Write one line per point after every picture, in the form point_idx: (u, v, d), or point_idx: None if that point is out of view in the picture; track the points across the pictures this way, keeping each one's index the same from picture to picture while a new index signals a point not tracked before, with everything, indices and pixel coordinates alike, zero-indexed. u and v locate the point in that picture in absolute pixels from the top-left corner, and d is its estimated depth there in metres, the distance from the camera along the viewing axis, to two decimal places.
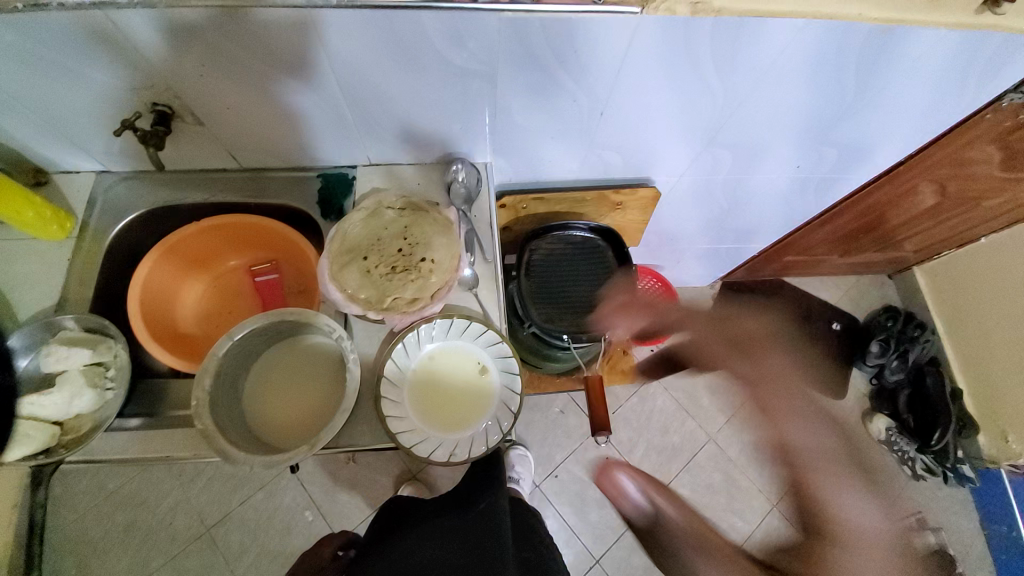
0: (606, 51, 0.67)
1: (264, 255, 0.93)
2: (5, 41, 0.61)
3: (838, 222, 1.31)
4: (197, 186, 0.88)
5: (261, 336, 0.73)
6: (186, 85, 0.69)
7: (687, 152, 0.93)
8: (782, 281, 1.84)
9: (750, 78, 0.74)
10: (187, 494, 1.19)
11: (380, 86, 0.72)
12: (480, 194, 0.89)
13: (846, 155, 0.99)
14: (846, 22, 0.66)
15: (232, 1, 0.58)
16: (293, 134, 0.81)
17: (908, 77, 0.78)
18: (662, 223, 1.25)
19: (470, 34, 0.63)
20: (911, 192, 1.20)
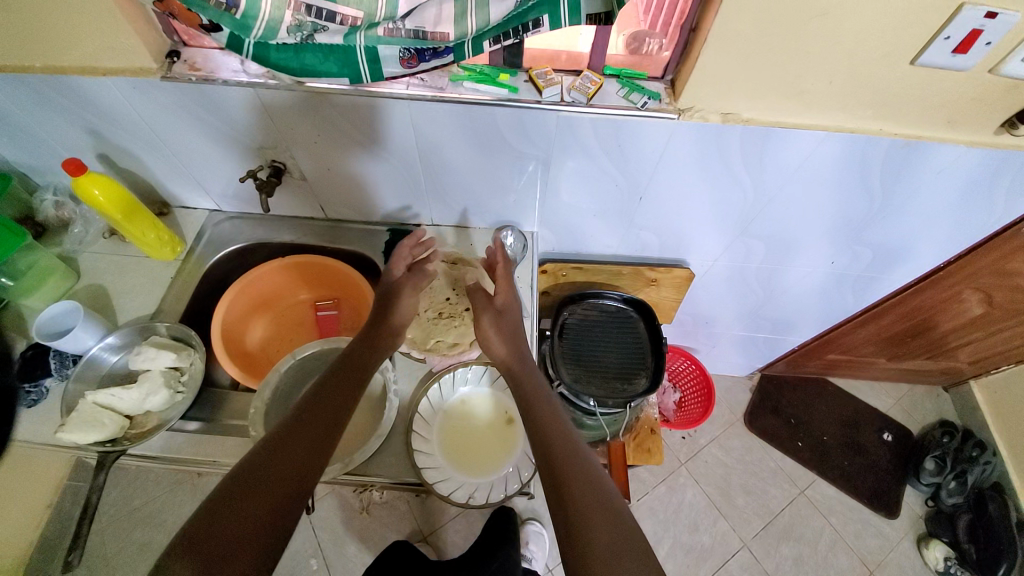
0: (647, 148, 0.78)
1: (328, 292, 1.04)
2: (177, 101, 0.79)
3: (881, 322, 1.30)
4: (287, 229, 1.03)
5: (317, 361, 0.81)
6: (297, 147, 0.86)
7: (722, 239, 1.00)
8: (825, 381, 1.77)
9: (780, 178, 0.82)
10: None
11: (451, 161, 0.85)
12: (525, 258, 0.98)
13: (882, 256, 1.02)
14: (868, 137, 0.74)
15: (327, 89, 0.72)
16: (372, 194, 0.95)
17: (935, 187, 0.83)
18: (697, 306, 1.29)
19: (531, 125, 0.76)
20: (957, 298, 1.19)
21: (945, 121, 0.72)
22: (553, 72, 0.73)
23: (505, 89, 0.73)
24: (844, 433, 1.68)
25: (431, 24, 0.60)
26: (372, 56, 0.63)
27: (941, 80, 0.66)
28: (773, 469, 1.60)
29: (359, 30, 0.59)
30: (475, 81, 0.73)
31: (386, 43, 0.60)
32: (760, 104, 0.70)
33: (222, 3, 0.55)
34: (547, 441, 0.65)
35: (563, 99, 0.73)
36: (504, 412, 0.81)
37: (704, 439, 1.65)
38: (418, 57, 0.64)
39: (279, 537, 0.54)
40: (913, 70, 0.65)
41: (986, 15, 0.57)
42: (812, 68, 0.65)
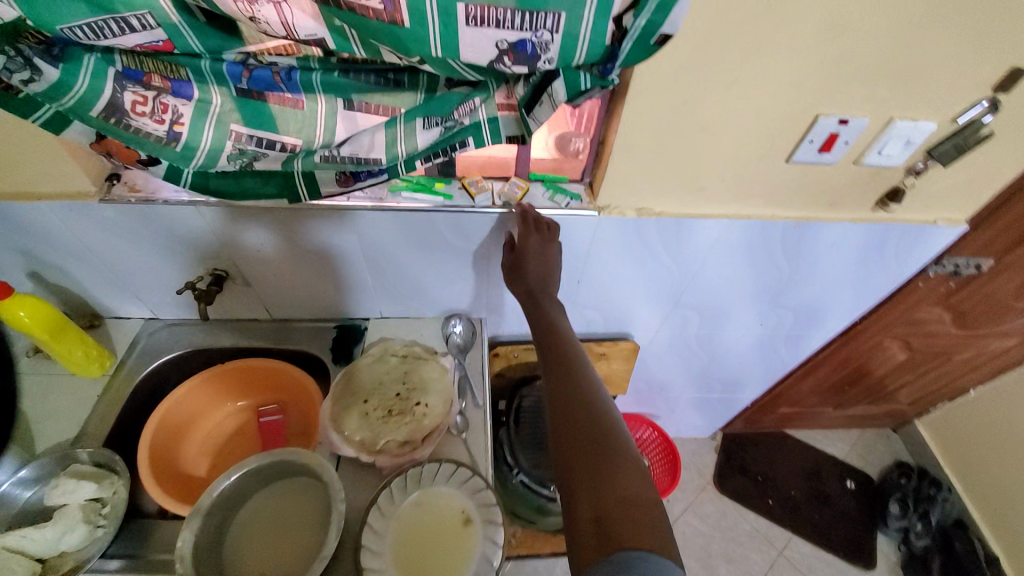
0: (577, 240, 0.85)
1: (273, 395, 1.01)
2: (118, 222, 0.81)
3: (820, 373, 1.38)
4: (230, 334, 1.02)
5: (256, 478, 0.76)
6: (242, 257, 0.88)
7: (659, 312, 1.06)
8: (783, 433, 1.81)
9: (697, 258, 0.91)
10: None
11: (393, 260, 0.89)
12: (475, 344, 1.00)
13: (803, 316, 1.11)
14: (763, 221, 0.84)
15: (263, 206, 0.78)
16: (319, 293, 0.97)
17: (833, 255, 0.93)
18: (650, 373, 1.33)
19: (468, 227, 0.82)
20: (879, 347, 1.29)
21: (828, 203, 0.83)
22: (483, 180, 0.81)
23: (438, 197, 0.79)
24: (810, 486, 1.69)
25: (362, 151, 0.65)
26: (308, 179, 0.68)
27: (816, 172, 0.77)
28: (748, 532, 1.58)
29: (297, 157, 0.65)
30: (412, 190, 0.79)
31: (323, 167, 0.67)
32: (668, 199, 0.80)
33: (160, 137, 0.59)
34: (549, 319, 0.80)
35: (495, 203, 0.80)
36: (461, 511, 0.76)
37: (677, 507, 1.62)
38: (353, 178, 0.69)
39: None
40: (789, 167, 0.76)
41: (839, 122, 0.68)
42: (706, 168, 0.75)
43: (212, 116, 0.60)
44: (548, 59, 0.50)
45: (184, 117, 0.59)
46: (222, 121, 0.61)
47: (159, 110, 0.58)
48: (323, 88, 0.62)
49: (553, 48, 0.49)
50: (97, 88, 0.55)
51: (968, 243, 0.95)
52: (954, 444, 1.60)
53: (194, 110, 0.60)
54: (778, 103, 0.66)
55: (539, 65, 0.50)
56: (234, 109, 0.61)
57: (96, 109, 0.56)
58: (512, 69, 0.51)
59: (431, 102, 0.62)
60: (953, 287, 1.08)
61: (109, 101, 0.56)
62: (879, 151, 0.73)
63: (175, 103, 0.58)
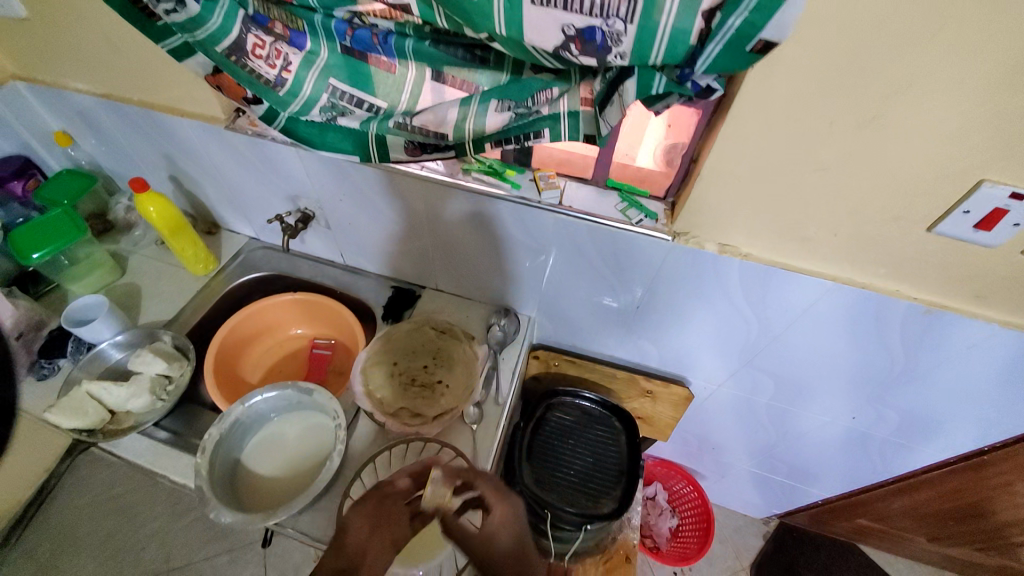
0: (642, 261, 0.77)
1: (327, 332, 1.09)
2: (237, 148, 0.91)
3: (919, 496, 1.12)
4: (306, 268, 1.11)
5: (283, 402, 0.83)
6: (326, 202, 0.95)
7: (724, 365, 0.93)
8: (855, 547, 1.52)
9: (784, 318, 0.77)
10: None
11: (456, 237, 0.89)
12: (515, 341, 0.97)
13: (912, 424, 0.90)
14: (881, 296, 0.68)
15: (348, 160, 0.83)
16: (387, 251, 1.01)
17: (971, 362, 0.73)
18: (701, 427, 1.19)
19: (529, 222, 0.79)
20: (1014, 493, 1.01)
21: (975, 295, 0.65)
22: (556, 177, 0.77)
23: (507, 185, 0.77)
24: None
25: (435, 124, 0.65)
26: (380, 140, 0.70)
27: (965, 253, 0.60)
28: None
29: (375, 119, 0.66)
30: (484, 172, 0.78)
31: (393, 133, 0.68)
32: (758, 242, 0.69)
33: (269, 80, 0.63)
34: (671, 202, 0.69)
35: (562, 202, 0.76)
36: None
37: None
38: (421, 149, 0.70)
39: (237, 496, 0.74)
40: (929, 238, 0.60)
41: (1009, 196, 0.52)
42: (813, 217, 0.62)
43: (317, 68, 0.63)
44: (620, 52, 0.46)
45: (292, 66, 0.62)
46: (324, 74, 0.63)
47: (273, 56, 0.61)
48: (414, 57, 0.61)
49: (625, 40, 0.45)
50: (226, 27, 0.59)
51: None
52: None
53: (302, 60, 0.62)
54: (930, 155, 0.52)
55: (608, 58, 0.47)
56: (335, 66, 0.63)
57: (222, 45, 0.60)
58: (579, 60, 0.48)
59: (510, 87, 0.60)
60: None
61: (235, 40, 0.60)
62: None
63: (287, 52, 0.62)
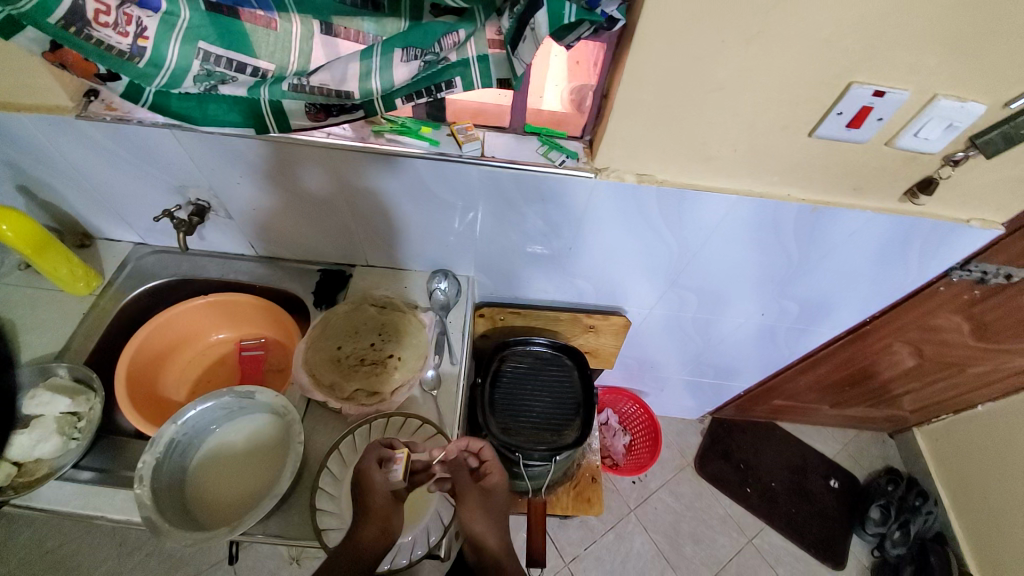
0: (571, 203, 0.80)
1: (255, 331, 1.01)
2: (97, 139, 0.78)
3: (818, 371, 1.33)
4: (214, 266, 1.01)
5: (221, 411, 0.77)
6: (223, 188, 0.85)
7: (653, 289, 1.01)
8: (775, 424, 1.78)
9: (699, 236, 0.84)
10: (119, 570, 1.09)
11: (378, 206, 0.85)
12: (458, 303, 0.97)
13: (808, 310, 1.05)
14: (775, 201, 0.76)
15: (243, 136, 0.74)
16: (305, 233, 0.94)
17: (847, 247, 0.85)
18: (641, 350, 1.29)
19: (454, 179, 0.77)
20: (887, 351, 1.23)
21: (850, 188, 0.76)
22: (473, 128, 0.75)
23: (425, 142, 0.74)
24: (793, 479, 1.68)
25: (335, 83, 0.59)
26: (277, 109, 0.63)
27: (839, 152, 0.69)
28: (721, 516, 1.59)
29: (265, 84, 0.59)
30: (397, 132, 0.74)
31: (291, 98, 0.61)
32: (671, 167, 0.73)
33: (124, 53, 0.54)
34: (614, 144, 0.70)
35: (484, 153, 0.75)
36: None
37: (654, 484, 1.62)
38: (324, 113, 0.64)
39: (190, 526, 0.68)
40: (810, 143, 0.68)
41: (874, 94, 0.60)
42: (715, 136, 0.68)
43: (179, 33, 0.54)
44: None
45: (149, 32, 0.53)
46: (190, 37, 0.55)
47: (123, 22, 0.52)
48: (297, 7, 0.56)
49: None
50: None
51: (1002, 250, 0.87)
52: (950, 457, 1.56)
53: (160, 23, 0.54)
54: (807, 64, 0.58)
55: None
56: (201, 27, 0.55)
57: (55, 15, 0.49)
58: None
59: (412, 32, 0.56)
60: (976, 297, 1.00)
61: (70, 9, 0.49)
62: (916, 133, 0.65)
63: (140, 15, 0.53)
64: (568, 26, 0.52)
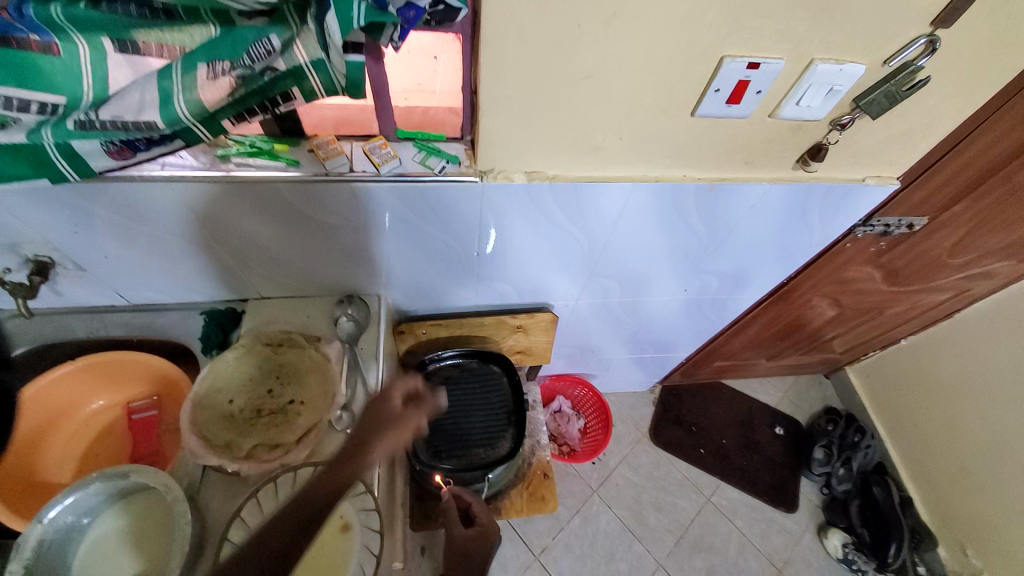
0: (463, 211, 0.74)
1: (143, 388, 0.90)
2: None
3: (750, 332, 1.36)
4: (82, 324, 0.87)
5: (97, 497, 0.67)
6: (64, 241, 0.72)
7: (575, 281, 0.98)
8: (720, 383, 1.84)
9: (605, 227, 0.81)
10: None
11: (252, 235, 0.75)
12: (368, 327, 0.90)
13: (728, 281, 1.05)
14: (674, 185, 0.73)
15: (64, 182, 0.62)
16: (177, 273, 0.82)
17: (753, 219, 0.84)
18: (578, 339, 1.27)
19: (326, 199, 0.69)
20: (810, 305, 1.26)
21: (745, 162, 0.74)
22: (387, 144, 0.67)
23: (282, 162, 0.65)
24: (741, 434, 1.74)
25: (132, 113, 0.49)
26: (67, 151, 0.52)
27: (727, 127, 0.66)
28: (680, 481, 1.63)
29: (47, 125, 0.49)
30: (245, 155, 0.64)
31: (80, 136, 0.51)
32: (562, 162, 0.68)
33: None
34: (498, 141, 0.64)
35: (353, 169, 0.66)
36: (338, 517, 0.71)
37: (613, 461, 1.64)
38: (129, 148, 0.54)
39: None
40: (695, 124, 0.65)
41: (749, 66, 0.57)
42: (600, 124, 0.63)
43: None
44: None
45: None
46: None
47: None
48: (79, 29, 0.44)
49: None
50: None
51: (900, 203, 0.88)
52: (879, 389, 1.67)
53: None
54: (675, 43, 0.54)
55: None
56: None
57: None
58: None
59: (214, 42, 0.46)
60: (884, 247, 1.03)
61: None
62: (798, 102, 0.63)
63: None
64: (376, 27, 0.48)
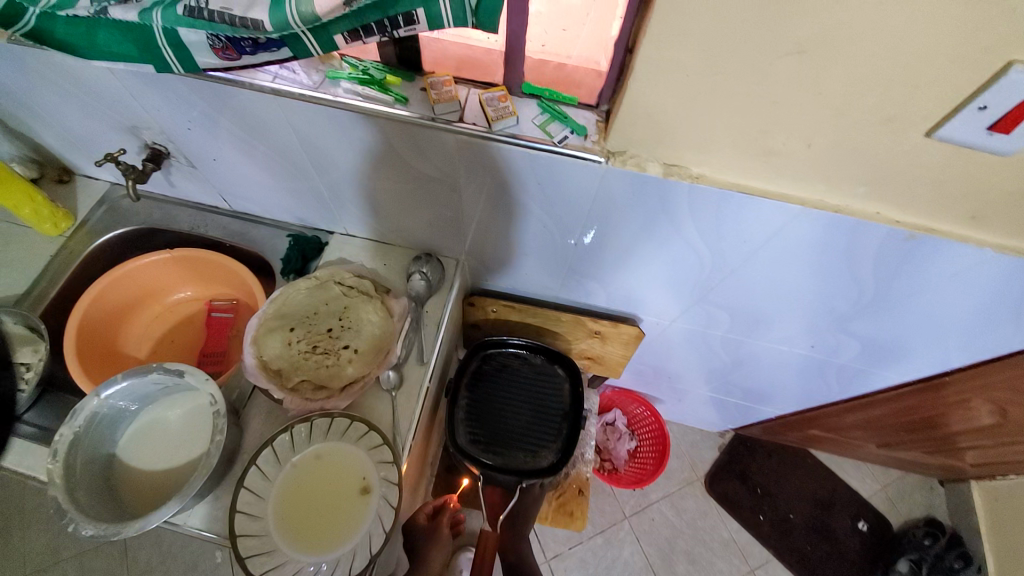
0: (575, 192, 0.62)
1: (225, 291, 0.94)
2: (34, 67, 0.66)
3: (869, 412, 1.11)
4: (188, 218, 0.92)
5: (153, 386, 0.71)
6: (179, 136, 0.73)
7: (677, 302, 0.83)
8: (806, 450, 1.58)
9: (740, 251, 0.65)
10: None
11: (345, 169, 0.71)
12: (440, 290, 0.84)
13: (873, 351, 0.83)
14: (856, 220, 0.55)
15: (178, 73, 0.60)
16: (274, 191, 0.82)
17: (946, 287, 0.63)
18: (657, 360, 1.13)
19: (429, 149, 0.61)
20: (965, 406, 0.99)
21: (968, 215, 0.53)
22: (508, 98, 0.57)
23: (390, 97, 0.58)
24: (814, 514, 1.50)
25: (241, 9, 0.44)
26: (173, 41, 0.49)
27: (962, 163, 0.47)
28: (724, 540, 1.44)
29: (158, 7, 0.46)
30: (355, 81, 0.58)
31: (187, 26, 0.46)
32: (713, 160, 0.54)
33: None
34: (637, 119, 0.51)
35: (463, 118, 0.57)
36: (361, 479, 0.68)
37: (655, 493, 1.49)
38: (234, 49, 0.48)
39: (100, 508, 0.64)
40: (921, 148, 0.47)
41: None
42: (784, 122, 0.47)
43: None
44: None
45: None
46: None
47: None
48: None
49: None
50: None
51: None
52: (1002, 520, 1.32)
53: None
54: (938, 25, 0.37)
55: None
56: None
57: None
58: None
59: None
60: None
61: None
62: None
63: None
64: None
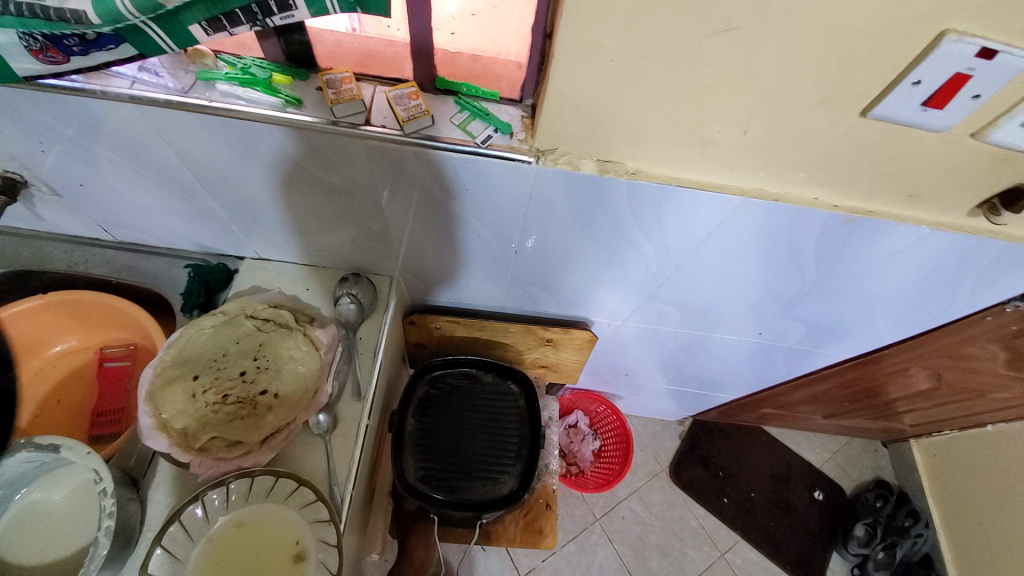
0: (508, 197, 0.57)
1: (120, 336, 0.80)
2: None
3: (816, 389, 1.14)
4: (64, 255, 0.77)
5: (25, 465, 0.58)
6: (31, 161, 0.60)
7: (628, 303, 0.80)
8: (760, 428, 1.63)
9: (685, 248, 0.62)
10: None
11: (243, 188, 0.61)
12: (374, 313, 0.76)
13: (819, 332, 0.84)
14: (796, 208, 0.54)
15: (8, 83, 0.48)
16: (163, 216, 0.70)
17: (885, 267, 0.63)
18: (614, 360, 1.10)
19: (338, 160, 0.54)
20: (903, 374, 1.03)
21: (905, 194, 0.53)
22: (420, 95, 0.50)
23: (278, 98, 0.50)
24: (774, 489, 1.54)
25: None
26: None
27: (895, 142, 0.46)
28: (693, 529, 1.45)
29: None
30: (234, 82, 0.49)
31: None
32: (650, 153, 0.50)
33: None
34: (568, 112, 0.46)
35: (371, 120, 0.50)
36: (293, 543, 0.58)
37: (623, 491, 1.48)
38: (57, 49, 0.40)
39: None
40: (857, 129, 0.45)
41: (978, 54, 0.37)
42: (721, 108, 0.44)
43: None
44: None
45: None
46: None
47: None
48: None
49: None
50: None
51: None
52: (950, 475, 1.41)
53: None
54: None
55: None
56: None
57: None
58: None
59: None
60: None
61: None
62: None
63: None
64: None
